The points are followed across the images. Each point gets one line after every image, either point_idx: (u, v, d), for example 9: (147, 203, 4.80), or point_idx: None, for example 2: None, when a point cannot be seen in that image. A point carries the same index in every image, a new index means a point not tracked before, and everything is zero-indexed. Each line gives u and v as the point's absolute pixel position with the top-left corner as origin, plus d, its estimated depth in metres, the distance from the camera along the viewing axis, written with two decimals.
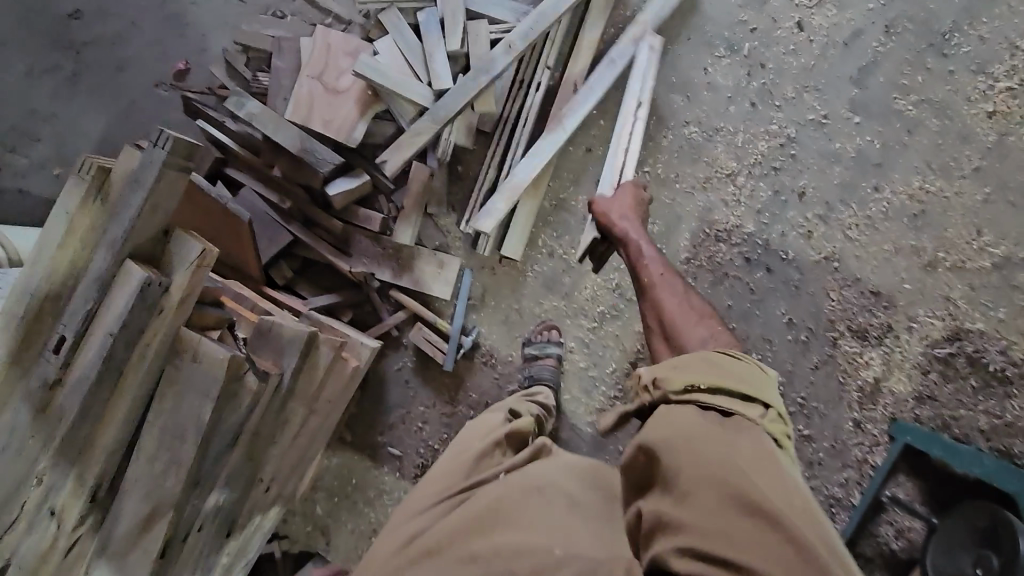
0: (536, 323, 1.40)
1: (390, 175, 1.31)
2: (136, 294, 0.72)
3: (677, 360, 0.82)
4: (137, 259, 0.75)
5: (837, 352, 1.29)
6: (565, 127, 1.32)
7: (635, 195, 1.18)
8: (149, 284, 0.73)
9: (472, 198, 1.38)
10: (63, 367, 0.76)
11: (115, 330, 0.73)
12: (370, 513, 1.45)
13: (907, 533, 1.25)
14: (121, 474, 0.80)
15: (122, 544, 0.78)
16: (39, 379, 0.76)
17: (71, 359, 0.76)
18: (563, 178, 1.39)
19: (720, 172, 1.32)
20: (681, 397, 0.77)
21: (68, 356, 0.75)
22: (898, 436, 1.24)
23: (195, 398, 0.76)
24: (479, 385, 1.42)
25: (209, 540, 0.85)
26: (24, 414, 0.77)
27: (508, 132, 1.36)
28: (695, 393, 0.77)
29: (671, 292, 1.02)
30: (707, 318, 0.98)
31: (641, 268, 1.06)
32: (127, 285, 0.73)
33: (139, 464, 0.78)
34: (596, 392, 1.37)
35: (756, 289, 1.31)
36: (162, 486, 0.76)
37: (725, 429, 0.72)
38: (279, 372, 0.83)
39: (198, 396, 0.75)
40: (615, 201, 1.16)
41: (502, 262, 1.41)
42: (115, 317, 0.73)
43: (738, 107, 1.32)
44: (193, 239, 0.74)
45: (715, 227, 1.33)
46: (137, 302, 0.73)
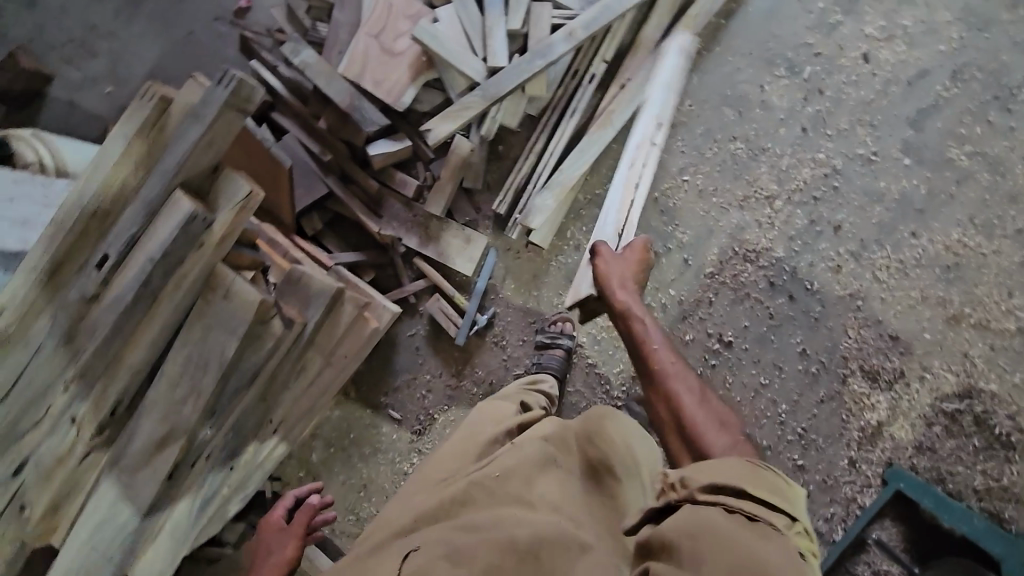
0: (552, 312, 1.42)
1: (433, 145, 1.32)
2: (180, 226, 0.73)
3: (709, 462, 0.70)
4: (185, 191, 0.75)
5: (845, 390, 1.29)
6: (614, 124, 1.33)
7: (642, 256, 1.13)
8: (194, 219, 0.73)
9: (509, 180, 1.39)
10: (101, 285, 0.76)
11: (155, 258, 0.74)
12: (363, 469, 1.49)
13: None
14: (140, 396, 0.82)
15: (133, 462, 0.80)
16: (77, 293, 0.77)
17: (109, 279, 0.76)
18: (602, 173, 1.38)
19: (759, 192, 1.32)
20: (707, 498, 0.66)
21: (106, 276, 0.76)
22: (891, 481, 1.25)
23: (221, 335, 0.77)
24: (487, 364, 1.45)
25: (213, 470, 0.88)
26: (52, 324, 0.78)
27: (555, 119, 1.36)
28: (723, 495, 0.65)
29: (685, 388, 0.93)
30: (730, 426, 0.87)
31: (650, 355, 0.98)
32: (173, 216, 0.73)
33: (160, 389, 0.79)
34: (600, 389, 1.39)
35: (775, 315, 1.32)
36: (180, 411, 0.79)
37: (756, 536, 0.60)
38: (302, 321, 0.85)
39: (225, 334, 0.77)
40: (618, 261, 1.11)
41: (528, 247, 1.42)
42: (157, 246, 0.73)
43: (789, 130, 1.31)
44: (241, 181, 0.75)
45: (745, 246, 1.32)
46: (180, 234, 0.73)
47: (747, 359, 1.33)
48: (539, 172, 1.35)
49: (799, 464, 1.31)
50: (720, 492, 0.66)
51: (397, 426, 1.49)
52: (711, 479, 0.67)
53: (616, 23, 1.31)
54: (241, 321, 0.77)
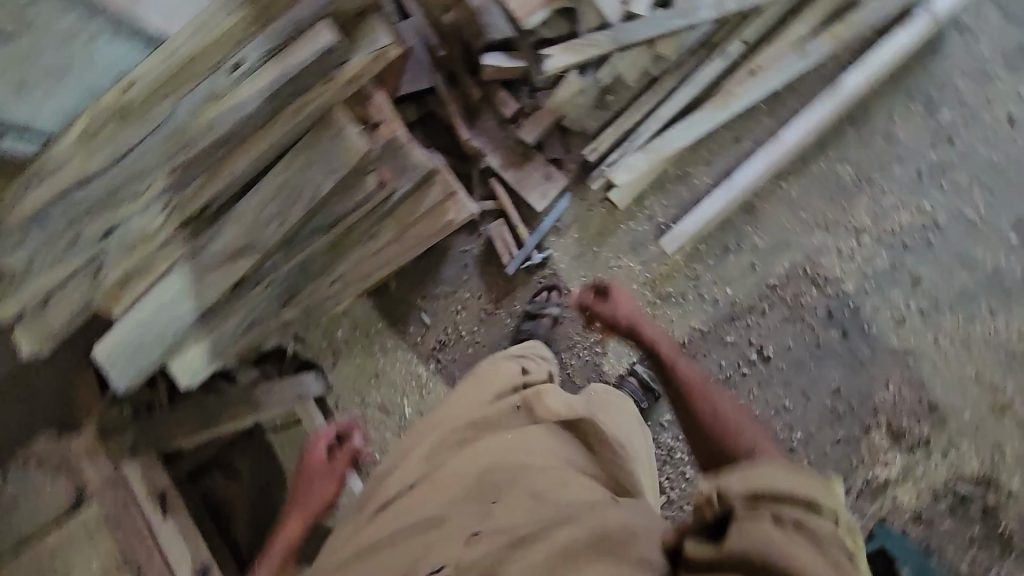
0: (604, 273, 1.42)
1: (547, 71, 1.30)
2: (320, 51, 0.77)
3: (761, 471, 0.59)
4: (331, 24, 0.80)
5: (865, 439, 1.28)
6: (732, 107, 1.29)
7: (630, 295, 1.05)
8: (333, 49, 0.78)
9: (608, 131, 1.37)
10: (229, 87, 0.80)
11: (289, 75, 0.78)
12: (379, 360, 1.54)
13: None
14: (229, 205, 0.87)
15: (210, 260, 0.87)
16: (206, 88, 0.81)
17: (237, 84, 0.80)
18: (700, 154, 1.35)
19: (850, 222, 1.28)
20: (748, 508, 0.57)
21: (236, 80, 0.80)
22: (877, 537, 1.24)
23: (319, 169, 0.82)
24: (526, 301, 1.47)
25: (268, 297, 0.93)
26: (169, 113, 0.82)
27: (672, 86, 1.34)
28: (765, 500, 0.57)
29: (716, 399, 0.85)
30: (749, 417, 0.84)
31: (675, 375, 0.88)
32: (315, 41, 0.77)
33: (249, 204, 0.85)
34: (626, 359, 1.41)
35: (822, 345, 1.30)
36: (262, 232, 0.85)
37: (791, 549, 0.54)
38: (390, 187, 0.88)
39: (323, 170, 0.82)
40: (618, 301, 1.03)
41: (602, 203, 1.42)
42: (293, 64, 0.78)
43: (904, 170, 1.26)
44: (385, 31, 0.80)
45: (817, 270, 1.30)
46: (317, 60, 0.77)
47: (780, 379, 1.32)
48: (640, 132, 1.34)
49: None
50: (766, 505, 0.57)
51: (424, 331, 1.53)
52: (750, 487, 0.58)
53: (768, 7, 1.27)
54: (341, 162, 0.81)
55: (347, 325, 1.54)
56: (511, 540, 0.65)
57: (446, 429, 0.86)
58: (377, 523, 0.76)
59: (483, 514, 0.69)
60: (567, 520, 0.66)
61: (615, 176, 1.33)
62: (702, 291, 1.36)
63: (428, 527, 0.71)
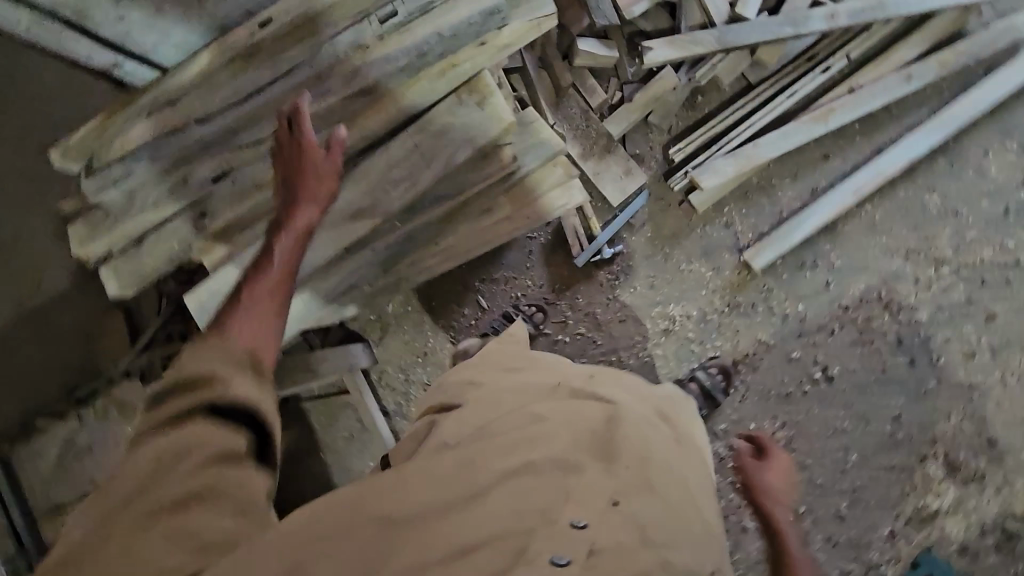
0: (674, 275, 1.40)
1: (646, 64, 1.27)
2: (485, 11, 0.73)
3: None
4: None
5: (920, 467, 1.28)
6: (827, 123, 1.28)
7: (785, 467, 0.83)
8: (500, 11, 0.73)
9: (696, 132, 1.34)
10: (377, 38, 0.75)
11: (446, 33, 0.73)
12: (429, 338, 1.50)
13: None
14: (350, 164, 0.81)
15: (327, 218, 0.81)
16: (350, 35, 0.75)
17: (386, 35, 0.74)
18: (786, 166, 1.34)
19: (931, 251, 1.28)
20: None
21: (386, 31, 0.74)
22: (923, 564, 1.27)
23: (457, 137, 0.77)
24: (589, 295, 1.44)
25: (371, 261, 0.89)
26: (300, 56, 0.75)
27: (769, 94, 1.31)
28: None
29: None
30: None
31: None
32: (481, 0, 0.73)
33: (376, 163, 0.79)
34: (686, 364, 1.39)
35: (888, 371, 1.30)
36: (388, 194, 0.79)
37: None
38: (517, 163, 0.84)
39: (461, 139, 0.77)
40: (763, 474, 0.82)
41: (680, 204, 1.39)
42: (451, 23, 0.73)
43: (990, 205, 1.26)
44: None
45: (892, 295, 1.30)
46: (481, 20, 0.73)
47: (841, 400, 1.32)
48: (730, 138, 1.31)
49: (840, 513, 1.31)
50: None
51: (478, 314, 1.49)
52: None
53: (877, 25, 1.25)
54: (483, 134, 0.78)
55: (400, 301, 1.50)
56: (644, 540, 0.58)
57: (521, 399, 0.76)
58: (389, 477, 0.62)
59: (618, 488, 0.61)
60: (696, 542, 0.62)
61: (701, 181, 1.30)
62: (772, 304, 1.35)
63: (524, 483, 0.60)
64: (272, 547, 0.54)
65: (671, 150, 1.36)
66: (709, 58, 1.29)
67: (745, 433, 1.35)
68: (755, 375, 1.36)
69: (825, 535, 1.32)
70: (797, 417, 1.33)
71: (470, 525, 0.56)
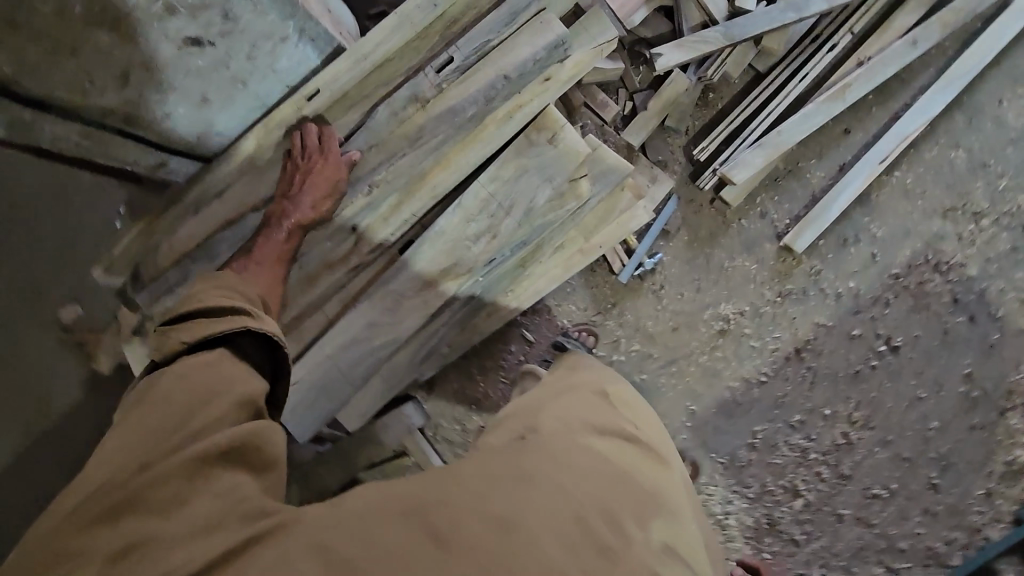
0: (719, 274, 1.37)
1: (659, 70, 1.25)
2: (549, 46, 0.83)
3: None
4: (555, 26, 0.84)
5: (1001, 422, 1.28)
6: (845, 100, 1.28)
7: None
8: (561, 46, 0.84)
9: (715, 129, 1.34)
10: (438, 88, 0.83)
11: (511, 75, 0.83)
12: (480, 384, 1.45)
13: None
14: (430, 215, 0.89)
15: None
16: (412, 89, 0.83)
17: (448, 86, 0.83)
18: (810, 148, 1.33)
19: (968, 206, 1.29)
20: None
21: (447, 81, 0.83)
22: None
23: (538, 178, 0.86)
24: (637, 309, 1.40)
25: None
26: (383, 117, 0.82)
27: (782, 80, 1.31)
28: None
29: None
30: None
31: None
32: (545, 36, 0.83)
33: None
34: (748, 362, 1.36)
35: (951, 333, 1.29)
36: (472, 247, 0.87)
37: None
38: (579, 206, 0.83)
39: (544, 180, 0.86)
40: None
41: (711, 203, 1.38)
42: (515, 64, 0.83)
43: (1016, 152, 1.28)
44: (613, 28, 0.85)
45: (939, 256, 1.30)
46: (544, 56, 0.84)
47: (909, 369, 1.31)
48: (752, 128, 1.31)
49: (932, 483, 1.30)
50: None
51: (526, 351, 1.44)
52: None
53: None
54: (560, 171, 0.86)
55: None
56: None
57: (564, 428, 0.79)
58: (478, 491, 0.60)
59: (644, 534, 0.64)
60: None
61: (733, 178, 1.29)
62: (822, 286, 1.33)
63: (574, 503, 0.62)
64: (311, 533, 0.53)
65: (697, 149, 1.35)
66: (717, 54, 1.28)
67: (822, 420, 1.34)
68: (820, 362, 1.34)
69: (921, 507, 1.31)
70: (871, 394, 1.32)
71: (531, 528, 0.57)
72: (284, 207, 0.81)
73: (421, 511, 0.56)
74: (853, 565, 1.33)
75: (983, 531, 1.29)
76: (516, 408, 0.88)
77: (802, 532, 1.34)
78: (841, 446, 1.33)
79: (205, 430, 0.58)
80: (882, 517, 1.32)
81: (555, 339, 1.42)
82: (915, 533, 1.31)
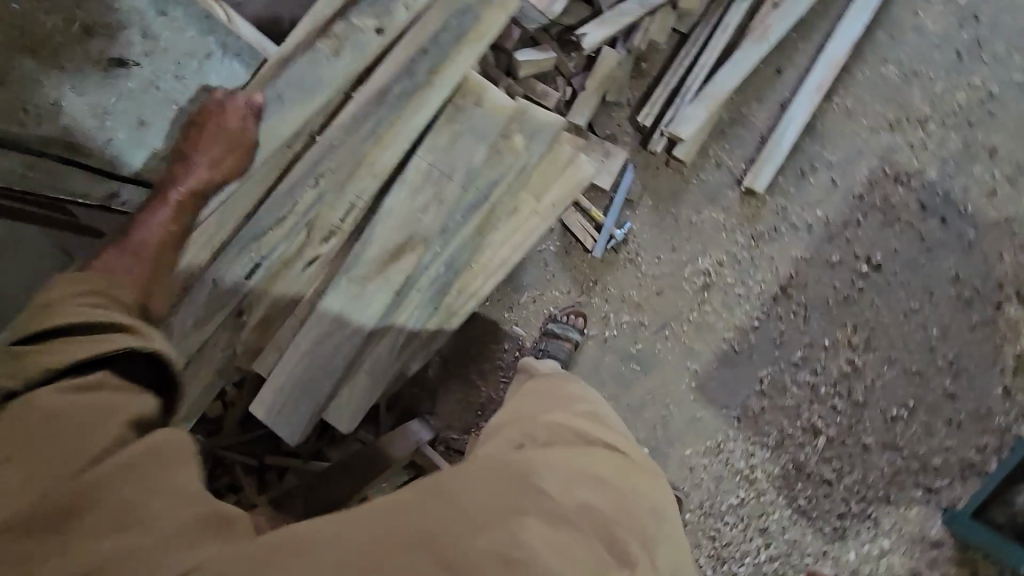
0: (690, 231, 1.39)
1: (587, 48, 1.30)
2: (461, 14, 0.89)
3: None
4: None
5: (1000, 315, 1.27)
6: (768, 40, 1.33)
7: None
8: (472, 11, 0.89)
9: (654, 94, 1.39)
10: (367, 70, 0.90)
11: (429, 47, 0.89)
12: (482, 388, 1.45)
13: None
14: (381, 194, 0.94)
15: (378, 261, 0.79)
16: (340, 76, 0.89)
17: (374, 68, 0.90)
18: (748, 93, 1.38)
19: (911, 115, 1.32)
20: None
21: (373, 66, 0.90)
22: None
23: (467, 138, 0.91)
24: (619, 281, 1.41)
25: None
26: None
27: (705, 35, 1.37)
28: None
29: None
30: None
31: None
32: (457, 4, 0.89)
33: None
34: (738, 310, 1.37)
35: (927, 238, 1.30)
36: (423, 218, 0.91)
37: None
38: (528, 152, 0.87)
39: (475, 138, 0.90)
40: None
41: (666, 165, 1.41)
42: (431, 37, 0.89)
43: (943, 55, 1.32)
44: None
45: (896, 168, 1.32)
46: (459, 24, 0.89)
47: (896, 283, 1.31)
48: (688, 86, 1.35)
49: (949, 391, 1.28)
50: None
51: (520, 346, 1.45)
52: None
53: None
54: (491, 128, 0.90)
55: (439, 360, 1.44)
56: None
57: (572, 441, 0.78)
58: (482, 511, 0.61)
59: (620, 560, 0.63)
60: None
61: (680, 134, 1.32)
62: (792, 220, 1.35)
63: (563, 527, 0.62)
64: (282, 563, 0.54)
65: (640, 117, 1.39)
66: (639, 24, 1.34)
67: (824, 352, 1.32)
68: (808, 295, 1.34)
69: (945, 418, 1.28)
70: (865, 315, 1.31)
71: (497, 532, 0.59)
72: (179, 171, 0.85)
73: (429, 539, 0.58)
74: (892, 494, 1.28)
75: (1013, 429, 1.25)
76: (507, 414, 0.86)
77: (832, 470, 1.30)
78: (849, 372, 1.31)
79: (117, 442, 0.56)
80: (909, 436, 1.29)
81: (544, 326, 1.43)
82: (944, 445, 1.27)
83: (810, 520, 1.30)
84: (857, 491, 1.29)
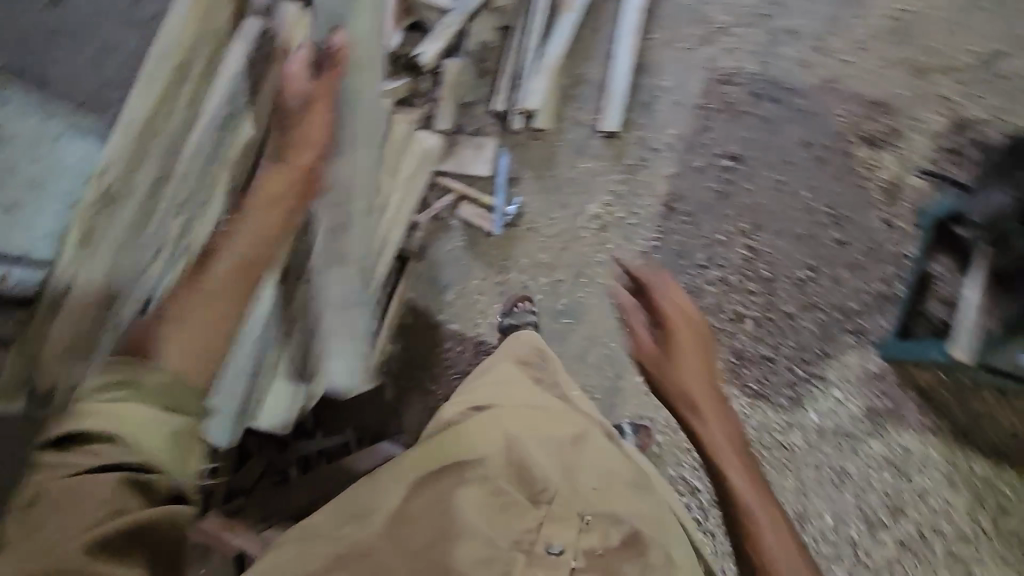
0: (572, 186, 1.52)
1: (429, 67, 1.41)
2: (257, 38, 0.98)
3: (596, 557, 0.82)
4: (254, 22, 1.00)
5: (853, 159, 1.39)
6: (576, 6, 1.51)
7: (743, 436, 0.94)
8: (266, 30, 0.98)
9: (499, 82, 1.54)
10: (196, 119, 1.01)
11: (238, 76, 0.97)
12: (438, 389, 1.51)
13: (957, 304, 1.31)
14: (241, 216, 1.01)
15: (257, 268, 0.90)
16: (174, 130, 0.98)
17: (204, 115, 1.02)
18: (578, 57, 1.55)
19: (716, 26, 1.49)
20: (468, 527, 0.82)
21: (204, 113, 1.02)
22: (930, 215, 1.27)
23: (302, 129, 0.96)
24: (527, 251, 1.52)
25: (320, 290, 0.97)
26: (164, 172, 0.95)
27: (525, 21, 1.54)
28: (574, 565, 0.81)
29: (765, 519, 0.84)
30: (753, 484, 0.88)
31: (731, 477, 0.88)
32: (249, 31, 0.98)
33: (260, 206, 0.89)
34: (637, 239, 1.48)
35: (768, 120, 1.45)
36: None
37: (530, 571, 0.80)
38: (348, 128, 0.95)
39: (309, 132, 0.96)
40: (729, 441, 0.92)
41: (533, 138, 1.55)
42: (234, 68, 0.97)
43: None
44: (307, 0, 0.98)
45: (721, 73, 1.48)
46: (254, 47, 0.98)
47: (759, 166, 1.44)
48: (524, 66, 1.51)
49: (840, 240, 1.38)
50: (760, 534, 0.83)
51: (460, 339, 1.53)
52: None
53: None
54: None
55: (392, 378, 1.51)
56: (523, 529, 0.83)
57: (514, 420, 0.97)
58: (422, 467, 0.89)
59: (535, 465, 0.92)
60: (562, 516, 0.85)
61: (531, 107, 1.49)
62: (653, 146, 1.49)
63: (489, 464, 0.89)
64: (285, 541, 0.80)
65: (494, 106, 1.54)
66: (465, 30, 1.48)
67: (722, 246, 1.43)
68: (691, 204, 1.46)
69: (846, 264, 1.37)
70: (745, 202, 1.43)
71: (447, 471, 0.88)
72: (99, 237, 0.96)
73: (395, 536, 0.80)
74: (828, 349, 1.34)
75: (906, 251, 1.34)
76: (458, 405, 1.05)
77: (767, 347, 1.37)
78: (749, 257, 1.42)
79: (113, 511, 0.69)
80: (822, 291, 1.37)
81: (498, 323, 1.50)
82: (855, 288, 1.36)
83: (767, 398, 1.35)
84: (796, 357, 1.35)
